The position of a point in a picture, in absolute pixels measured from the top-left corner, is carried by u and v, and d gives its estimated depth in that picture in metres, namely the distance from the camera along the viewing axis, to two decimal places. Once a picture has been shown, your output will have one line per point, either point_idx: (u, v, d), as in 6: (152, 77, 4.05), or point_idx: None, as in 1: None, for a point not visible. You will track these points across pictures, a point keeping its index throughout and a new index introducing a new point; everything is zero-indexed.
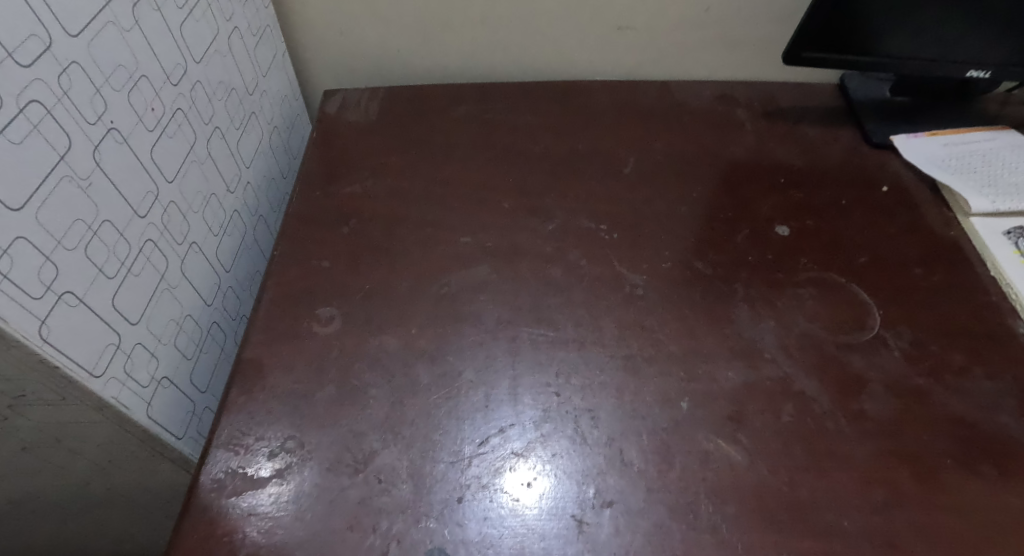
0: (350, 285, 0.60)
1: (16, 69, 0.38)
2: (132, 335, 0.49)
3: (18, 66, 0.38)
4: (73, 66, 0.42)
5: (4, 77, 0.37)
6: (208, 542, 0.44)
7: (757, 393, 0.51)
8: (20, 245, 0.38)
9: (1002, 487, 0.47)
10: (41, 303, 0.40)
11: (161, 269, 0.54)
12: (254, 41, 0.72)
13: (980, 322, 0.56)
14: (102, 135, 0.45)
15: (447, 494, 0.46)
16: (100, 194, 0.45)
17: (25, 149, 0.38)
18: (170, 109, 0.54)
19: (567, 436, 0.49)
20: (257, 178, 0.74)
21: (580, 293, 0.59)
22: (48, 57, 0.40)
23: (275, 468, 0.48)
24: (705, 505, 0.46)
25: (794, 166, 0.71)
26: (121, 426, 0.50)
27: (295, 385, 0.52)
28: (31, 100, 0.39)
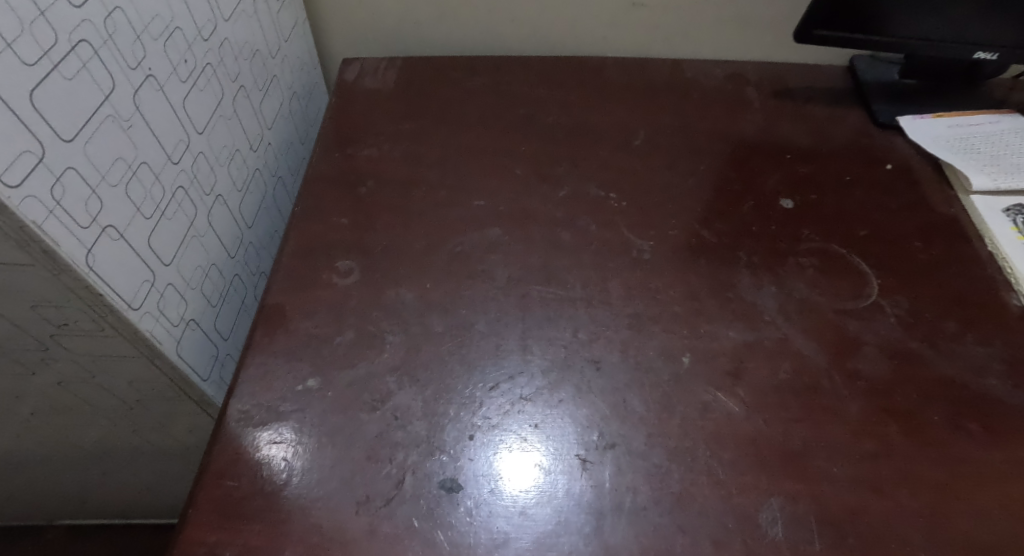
0: (368, 240, 0.63)
1: (69, 9, 0.40)
2: (165, 275, 0.51)
3: (71, 7, 0.40)
4: (117, 12, 0.45)
5: (59, 15, 0.39)
6: (235, 466, 0.47)
7: (756, 352, 0.54)
8: (71, 175, 0.41)
9: (986, 443, 0.49)
10: (88, 232, 0.42)
11: (191, 216, 0.56)
12: (277, 7, 0.74)
13: (974, 293, 0.59)
14: (142, 80, 0.48)
15: (460, 432, 0.49)
16: (139, 136, 0.48)
17: (75, 84, 0.41)
18: (201, 63, 0.57)
19: (574, 385, 0.52)
20: (277, 140, 0.76)
21: (589, 255, 0.62)
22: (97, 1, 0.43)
23: (297, 404, 0.50)
24: (704, 450, 0.48)
25: (800, 143, 0.73)
26: (152, 361, 0.53)
27: (315, 329, 0.55)
28: (81, 40, 0.41)
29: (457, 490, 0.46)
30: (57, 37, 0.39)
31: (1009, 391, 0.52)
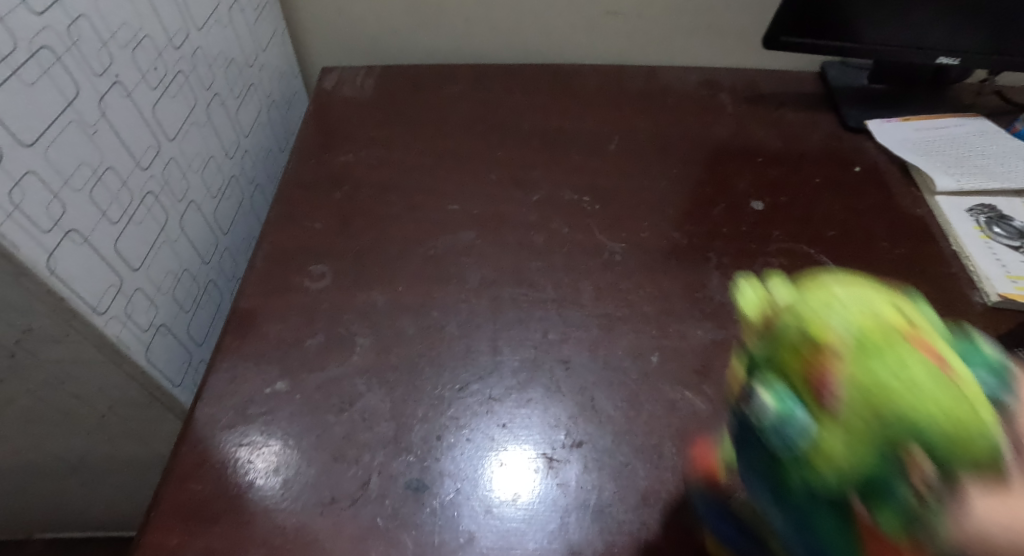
0: (341, 245, 0.63)
1: (29, 16, 0.41)
2: (133, 280, 0.51)
3: (31, 13, 0.41)
4: (82, 20, 0.45)
5: (19, 23, 0.40)
6: (200, 468, 0.47)
7: (724, 351, 0.54)
8: (30, 179, 0.41)
9: None
10: (49, 236, 0.43)
11: (161, 221, 0.56)
12: (255, 16, 0.73)
13: (938, 291, 0.59)
14: (108, 87, 0.48)
15: (428, 432, 0.49)
16: (105, 142, 0.48)
17: (36, 90, 0.41)
18: (171, 71, 0.57)
19: (543, 385, 0.52)
20: (256, 147, 0.75)
21: (561, 258, 0.62)
22: (59, 8, 0.43)
23: (266, 407, 0.50)
24: (669, 447, 0.49)
25: (771, 147, 0.74)
26: (121, 366, 0.53)
27: (286, 332, 0.55)
28: (42, 46, 0.42)
29: (423, 490, 0.46)
30: (16, 44, 0.40)
31: None
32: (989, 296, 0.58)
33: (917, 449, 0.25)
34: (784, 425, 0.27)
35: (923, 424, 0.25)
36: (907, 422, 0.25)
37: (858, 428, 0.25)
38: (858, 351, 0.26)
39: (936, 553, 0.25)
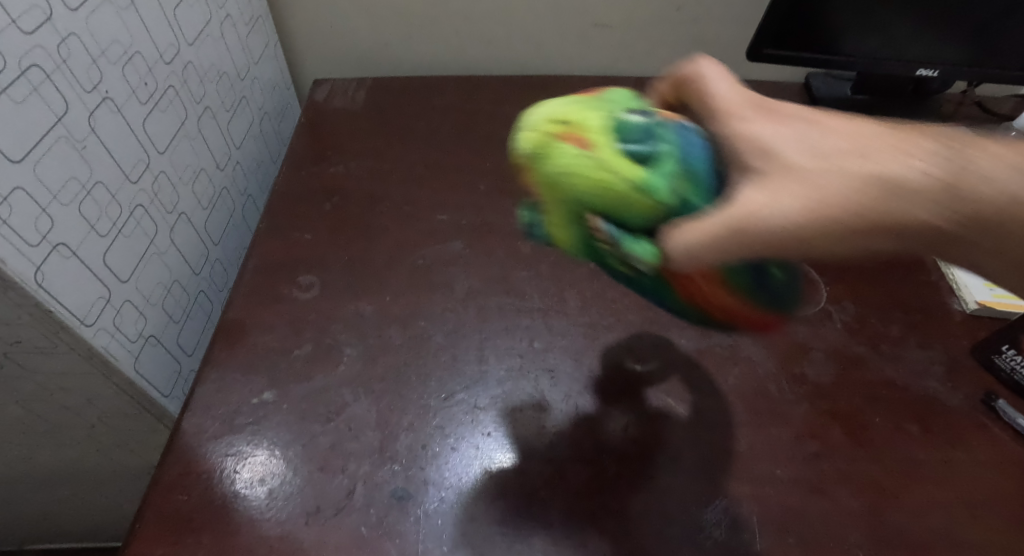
0: (329, 255, 0.63)
1: (19, 36, 0.41)
2: (121, 292, 0.52)
3: (21, 33, 0.42)
4: (71, 38, 0.46)
5: (7, 42, 0.40)
6: (187, 479, 0.48)
7: (708, 359, 0.55)
8: (19, 195, 0.42)
9: (926, 443, 0.51)
10: (37, 250, 0.43)
11: (151, 233, 0.56)
12: (246, 29, 0.74)
13: (919, 298, 0.60)
14: (98, 103, 0.49)
15: (414, 442, 0.50)
16: (94, 157, 0.48)
17: (25, 107, 0.42)
18: (162, 86, 0.57)
19: (529, 394, 0.53)
20: (248, 159, 0.76)
21: (548, 267, 0.62)
22: (49, 27, 0.44)
23: (253, 416, 0.51)
24: (652, 455, 0.49)
25: None
26: (109, 377, 0.53)
27: (274, 343, 0.56)
28: (32, 64, 0.42)
29: (407, 499, 0.47)
30: (6, 63, 0.40)
31: (949, 393, 0.54)
32: (967, 304, 0.59)
33: (591, 214, 0.37)
34: (534, 224, 0.42)
35: (580, 190, 0.37)
36: (580, 197, 0.37)
37: (557, 208, 0.39)
38: (533, 160, 0.38)
39: (659, 261, 0.37)
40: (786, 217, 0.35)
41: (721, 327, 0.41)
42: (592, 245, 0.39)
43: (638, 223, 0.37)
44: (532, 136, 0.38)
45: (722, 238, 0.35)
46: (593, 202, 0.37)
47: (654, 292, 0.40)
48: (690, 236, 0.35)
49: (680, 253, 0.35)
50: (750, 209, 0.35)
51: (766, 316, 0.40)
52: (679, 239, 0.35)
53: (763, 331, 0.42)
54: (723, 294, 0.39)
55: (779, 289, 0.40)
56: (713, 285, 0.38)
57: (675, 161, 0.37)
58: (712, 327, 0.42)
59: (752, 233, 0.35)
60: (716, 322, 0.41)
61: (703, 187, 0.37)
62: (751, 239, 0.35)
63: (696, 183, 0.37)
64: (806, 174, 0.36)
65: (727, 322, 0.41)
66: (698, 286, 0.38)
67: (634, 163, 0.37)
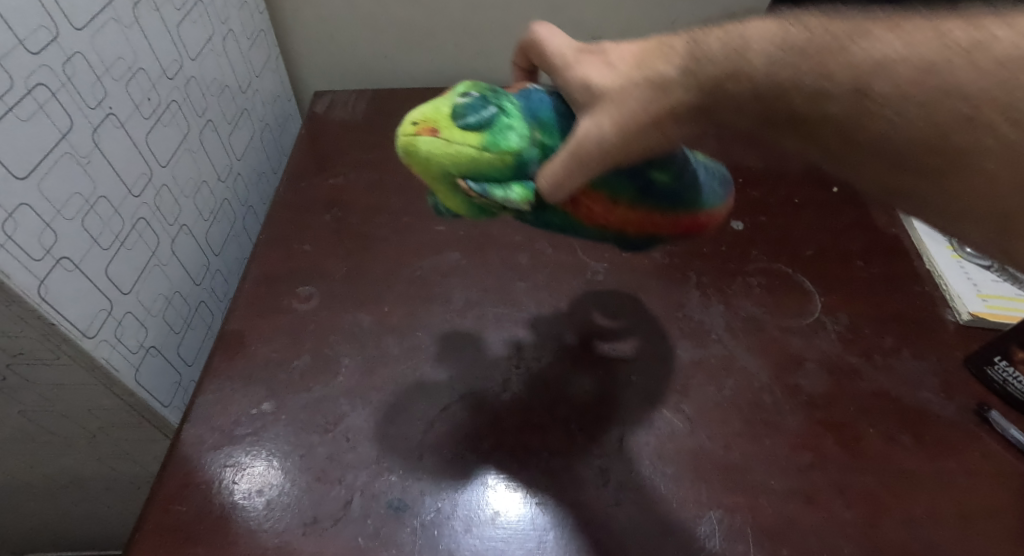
0: (328, 266, 0.63)
1: (26, 56, 0.42)
2: (123, 303, 0.52)
3: (28, 53, 0.42)
4: (77, 56, 0.47)
5: (14, 63, 0.41)
6: (186, 489, 0.48)
7: (702, 369, 0.56)
8: (24, 210, 0.42)
9: (919, 453, 0.51)
10: (40, 264, 0.44)
11: (152, 246, 0.57)
12: (248, 43, 0.75)
13: (913, 309, 0.61)
14: (101, 119, 0.49)
15: (411, 453, 0.50)
16: (98, 172, 0.49)
17: (31, 125, 0.43)
18: (165, 101, 0.58)
19: (525, 405, 0.53)
20: (249, 170, 0.77)
21: (545, 278, 0.63)
22: (55, 47, 0.45)
23: (252, 427, 0.51)
24: (647, 465, 0.50)
25: (753, 167, 0.75)
26: (110, 388, 0.54)
27: (273, 354, 0.56)
28: (38, 83, 0.43)
29: (404, 509, 0.47)
30: (13, 83, 0.41)
31: (942, 404, 0.54)
32: (960, 315, 0.60)
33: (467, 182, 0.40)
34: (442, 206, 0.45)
35: (447, 163, 0.40)
36: (456, 171, 0.40)
37: (445, 188, 0.42)
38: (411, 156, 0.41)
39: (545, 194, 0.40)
40: (604, 137, 0.38)
41: (648, 237, 0.45)
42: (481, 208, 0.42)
43: (508, 178, 0.41)
44: (399, 140, 0.42)
45: (568, 164, 0.39)
46: (462, 170, 0.40)
47: (570, 229, 0.45)
48: (547, 174, 0.40)
49: (546, 189, 0.40)
50: (581, 133, 0.39)
51: (677, 216, 0.43)
52: (543, 178, 0.40)
53: (689, 229, 0.45)
54: (620, 210, 0.42)
55: (676, 189, 0.43)
56: (609, 207, 0.42)
57: (523, 116, 0.42)
58: (642, 240, 0.45)
59: (585, 158, 0.39)
60: (638, 235, 0.44)
61: (561, 130, 0.42)
62: (589, 159, 0.39)
63: (550, 128, 0.42)
64: (606, 97, 0.39)
65: (648, 233, 0.44)
66: (597, 212, 0.42)
67: (485, 128, 0.40)
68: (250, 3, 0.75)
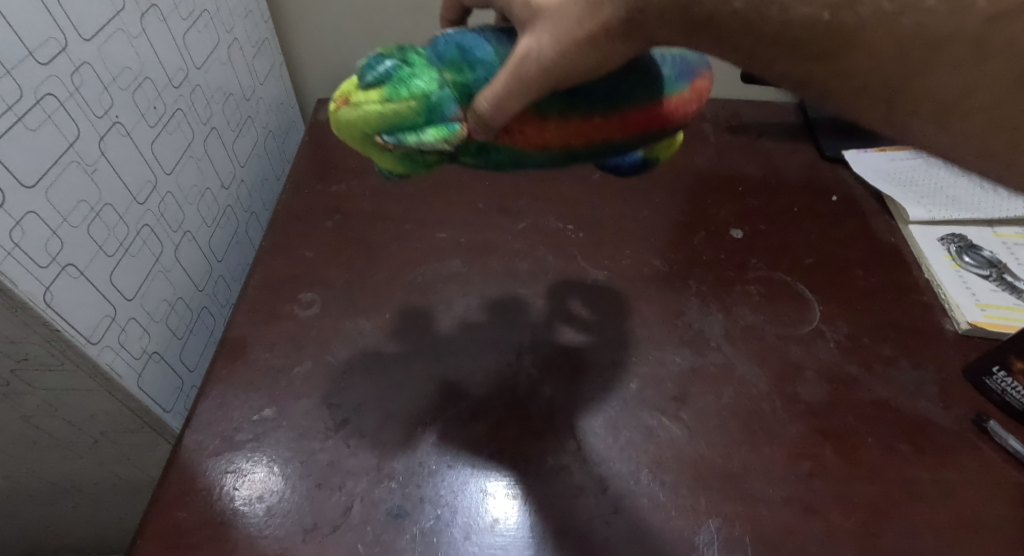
0: (330, 273, 0.64)
1: (36, 67, 0.43)
2: (127, 310, 0.53)
3: (38, 64, 0.43)
4: (85, 66, 0.47)
5: (25, 73, 0.42)
6: (187, 495, 0.48)
7: (701, 378, 0.56)
8: (31, 218, 0.43)
9: (917, 462, 0.51)
10: (46, 271, 0.44)
11: (156, 252, 0.57)
12: (253, 52, 0.76)
13: (912, 318, 0.61)
14: (108, 128, 0.50)
15: (411, 459, 0.50)
16: (103, 180, 0.50)
17: (39, 135, 0.43)
18: (171, 109, 0.59)
19: (524, 412, 0.53)
20: (252, 177, 0.77)
21: (545, 286, 0.63)
22: (64, 58, 0.45)
23: (253, 433, 0.52)
24: (646, 473, 0.50)
25: (753, 175, 0.75)
26: (112, 393, 0.54)
27: (275, 360, 0.57)
28: (47, 93, 0.44)
29: (404, 516, 0.48)
30: (23, 93, 0.42)
31: (940, 414, 0.54)
32: (959, 324, 0.60)
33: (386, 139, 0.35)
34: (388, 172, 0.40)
35: (358, 122, 0.36)
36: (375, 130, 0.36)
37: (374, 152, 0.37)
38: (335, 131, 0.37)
39: (484, 121, 0.36)
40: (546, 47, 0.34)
41: (601, 149, 0.40)
42: (406, 161, 0.38)
43: (422, 124, 0.35)
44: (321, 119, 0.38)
45: (511, 86, 0.35)
46: (374, 125, 0.35)
47: (516, 162, 0.40)
48: (485, 96, 0.35)
49: (484, 113, 0.35)
50: (521, 51, 0.35)
51: (627, 117, 0.39)
52: (482, 101, 0.35)
53: (647, 130, 0.40)
54: (555, 125, 0.38)
55: (621, 90, 0.38)
56: (544, 124, 0.38)
57: (430, 61, 0.36)
58: (592, 154, 0.40)
59: (524, 71, 0.34)
60: (587, 148, 0.39)
61: (478, 64, 0.37)
62: (528, 76, 0.34)
63: (464, 65, 0.37)
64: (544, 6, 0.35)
65: (598, 143, 0.39)
66: (533, 134, 0.38)
67: (386, 80, 0.35)
68: (255, 12, 0.76)
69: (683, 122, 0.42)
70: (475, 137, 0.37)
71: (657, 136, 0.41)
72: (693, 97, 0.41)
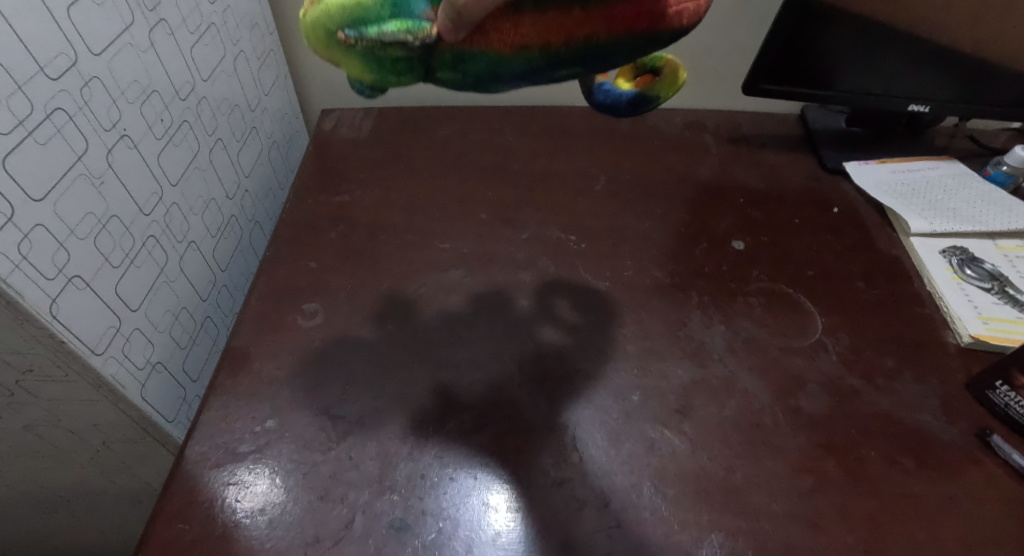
0: (333, 283, 0.64)
1: (46, 82, 0.43)
2: (131, 320, 0.53)
3: (47, 79, 0.43)
4: (94, 81, 0.48)
5: (35, 88, 0.42)
6: (189, 507, 0.48)
7: (703, 390, 0.56)
8: (39, 231, 0.43)
9: (919, 476, 0.51)
10: (53, 283, 0.44)
11: (161, 263, 0.58)
12: (258, 64, 0.76)
13: (913, 331, 0.61)
14: (115, 141, 0.50)
15: (413, 471, 0.50)
16: (110, 192, 0.50)
17: (48, 148, 0.44)
18: (177, 121, 0.59)
19: (526, 424, 0.53)
20: (256, 187, 0.77)
21: (547, 297, 0.63)
22: (74, 72, 0.46)
23: (255, 444, 0.52)
24: (648, 487, 0.50)
25: (755, 186, 0.76)
26: (116, 404, 0.54)
27: (278, 371, 0.57)
28: (56, 108, 0.44)
29: (405, 529, 0.48)
30: (33, 108, 0.42)
31: (943, 428, 0.54)
32: (961, 337, 0.60)
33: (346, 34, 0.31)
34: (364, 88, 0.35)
35: (319, 18, 0.31)
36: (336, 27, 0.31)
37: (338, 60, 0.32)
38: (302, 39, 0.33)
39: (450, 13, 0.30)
40: None
41: (586, 53, 0.33)
42: (372, 66, 0.32)
43: (386, 16, 0.31)
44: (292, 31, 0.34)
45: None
46: (335, 17, 0.31)
47: (493, 75, 0.33)
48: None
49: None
50: None
51: (610, 9, 0.32)
52: None
53: (635, 28, 0.32)
54: (531, 17, 0.31)
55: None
56: (518, 19, 0.31)
57: None
58: (576, 60, 0.33)
59: None
60: (569, 50, 0.32)
61: None
62: None
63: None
64: None
65: (578, 42, 0.32)
66: (508, 32, 0.31)
67: None
68: (261, 24, 0.76)
69: (683, 29, 0.34)
70: (448, 38, 0.31)
71: (653, 41, 0.34)
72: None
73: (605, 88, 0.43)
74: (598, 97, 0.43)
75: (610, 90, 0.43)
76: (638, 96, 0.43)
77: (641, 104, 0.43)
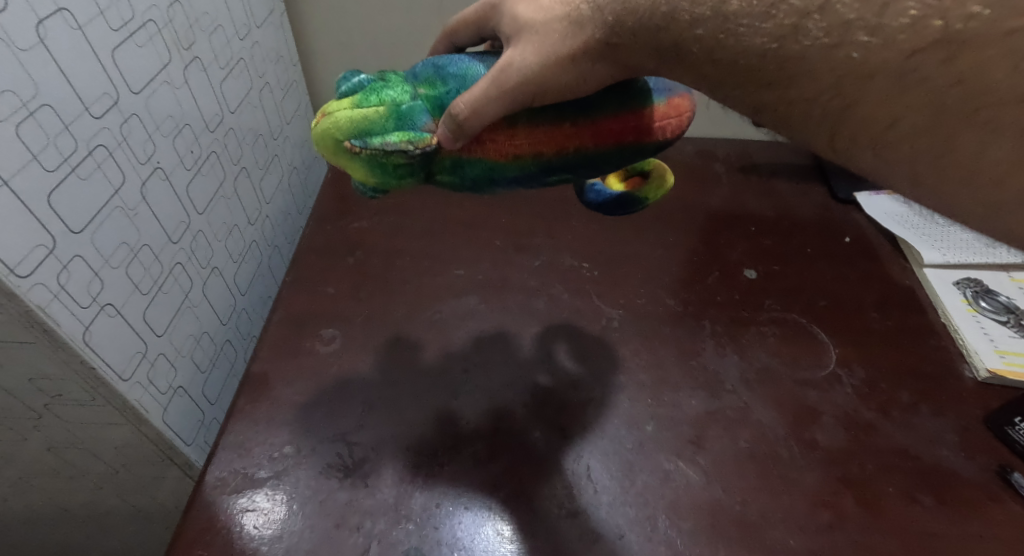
0: (350, 309, 0.65)
1: (90, 120, 0.45)
2: (156, 346, 0.54)
3: (92, 118, 0.45)
4: (133, 118, 0.49)
5: (79, 125, 0.44)
6: (208, 533, 0.49)
7: (717, 422, 0.56)
8: (77, 262, 0.44)
9: (937, 514, 0.51)
10: (87, 311, 0.46)
11: (186, 289, 0.59)
12: (282, 94, 0.78)
13: (928, 363, 0.61)
14: (149, 173, 0.52)
15: (429, 501, 0.51)
16: (143, 222, 0.51)
17: (89, 183, 0.45)
18: (207, 153, 0.61)
19: (540, 455, 0.54)
20: (276, 213, 0.79)
21: (559, 325, 0.64)
22: (115, 110, 0.47)
23: (273, 470, 0.52)
24: (663, 519, 0.50)
25: (766, 216, 0.76)
26: (139, 428, 0.55)
27: (296, 396, 0.57)
28: (99, 145, 0.46)
29: None
30: (77, 145, 0.44)
31: (961, 462, 0.54)
32: (978, 371, 0.60)
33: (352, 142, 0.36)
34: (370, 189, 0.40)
35: (330, 129, 0.37)
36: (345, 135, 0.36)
37: (349, 164, 0.38)
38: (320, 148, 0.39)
39: (449, 126, 0.36)
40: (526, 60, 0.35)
41: (575, 162, 0.39)
42: (376, 170, 0.38)
43: (389, 128, 0.36)
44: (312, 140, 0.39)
45: (488, 91, 0.35)
46: (344, 129, 0.36)
47: (490, 178, 0.39)
48: (463, 99, 0.35)
49: (459, 114, 0.35)
50: (506, 60, 0.36)
51: (598, 124, 0.38)
52: (458, 103, 0.36)
53: (623, 140, 0.38)
54: (523, 131, 0.37)
55: (592, 98, 0.37)
56: (512, 132, 0.37)
57: (405, 80, 0.38)
58: (566, 168, 0.39)
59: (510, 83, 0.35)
60: (560, 158, 0.38)
61: (448, 77, 0.38)
62: (502, 81, 0.35)
63: (437, 79, 0.38)
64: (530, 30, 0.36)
65: (570, 153, 0.38)
66: (502, 142, 0.38)
67: (360, 90, 0.37)
68: (286, 56, 0.78)
69: (668, 140, 0.40)
70: (447, 145, 0.37)
71: (640, 151, 0.39)
72: (675, 112, 0.39)
73: (596, 188, 0.45)
74: (589, 196, 0.45)
75: (601, 190, 0.45)
76: (626, 196, 0.44)
77: (628, 204, 0.45)
